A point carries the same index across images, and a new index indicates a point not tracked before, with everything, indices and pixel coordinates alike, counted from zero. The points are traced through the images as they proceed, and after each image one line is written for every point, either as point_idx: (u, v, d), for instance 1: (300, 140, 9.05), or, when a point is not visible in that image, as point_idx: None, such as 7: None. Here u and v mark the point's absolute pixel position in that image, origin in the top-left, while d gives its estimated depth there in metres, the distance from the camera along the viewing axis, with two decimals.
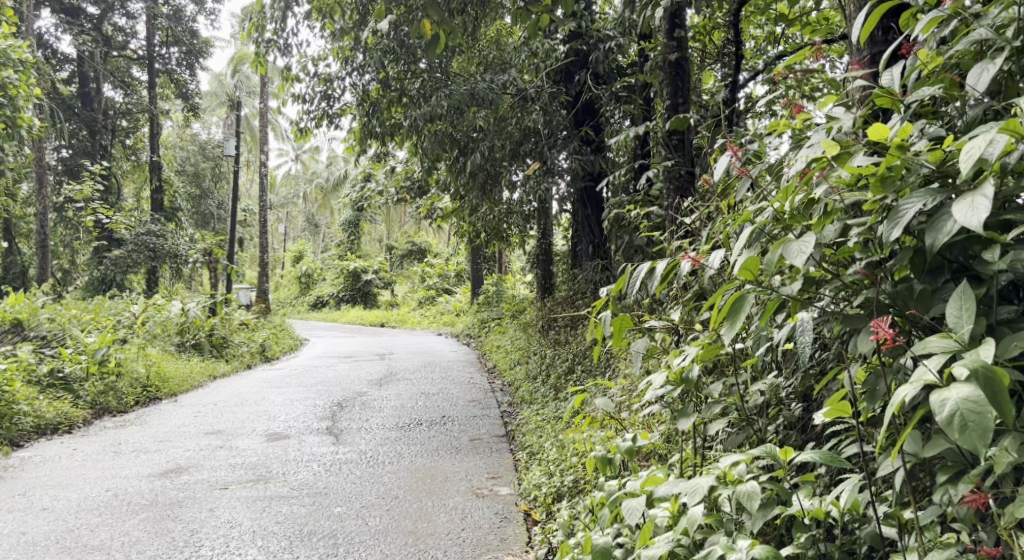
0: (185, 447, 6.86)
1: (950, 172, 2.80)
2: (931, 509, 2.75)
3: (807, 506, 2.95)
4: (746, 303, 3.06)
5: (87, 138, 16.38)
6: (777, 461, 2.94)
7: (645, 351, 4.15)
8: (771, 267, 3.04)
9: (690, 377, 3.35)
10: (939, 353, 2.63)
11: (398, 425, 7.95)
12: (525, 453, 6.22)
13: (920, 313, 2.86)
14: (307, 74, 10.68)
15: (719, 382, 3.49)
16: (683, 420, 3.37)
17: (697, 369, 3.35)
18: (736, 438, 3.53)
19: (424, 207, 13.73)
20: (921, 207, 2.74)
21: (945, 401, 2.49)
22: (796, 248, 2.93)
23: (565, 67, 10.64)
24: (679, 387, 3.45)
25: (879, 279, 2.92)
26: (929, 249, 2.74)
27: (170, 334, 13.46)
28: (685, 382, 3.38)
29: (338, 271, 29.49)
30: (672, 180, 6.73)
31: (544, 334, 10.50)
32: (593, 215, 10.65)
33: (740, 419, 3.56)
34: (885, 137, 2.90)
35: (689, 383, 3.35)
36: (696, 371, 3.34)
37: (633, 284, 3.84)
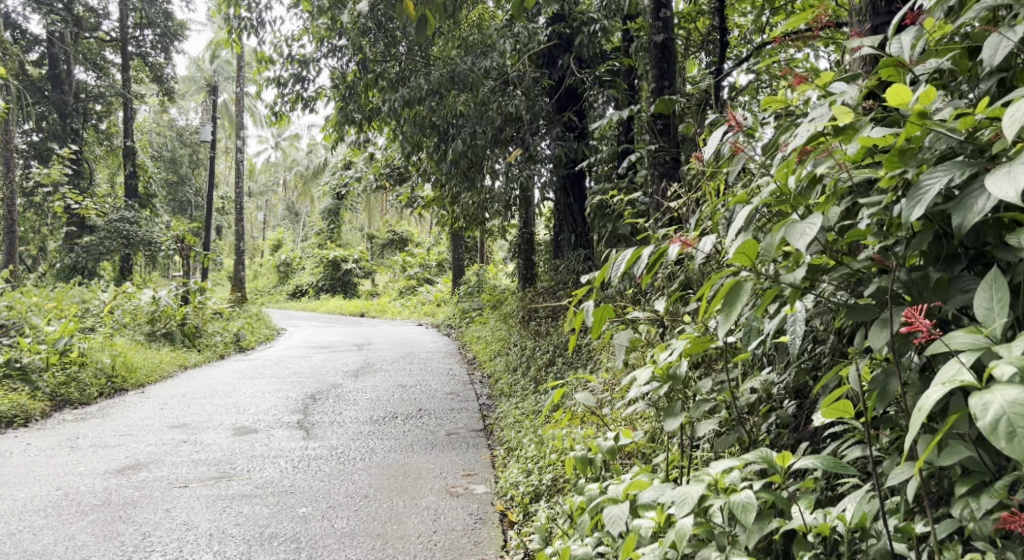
0: (145, 442, 6.56)
1: (976, 144, 2.57)
2: (949, 523, 2.52)
3: (811, 521, 2.75)
4: (743, 291, 2.80)
5: (58, 122, 15.98)
6: (774, 468, 2.73)
7: (628, 343, 3.90)
8: (771, 250, 2.79)
9: (679, 373, 3.10)
10: (969, 350, 2.42)
11: (372, 418, 7.66)
12: (503, 449, 5.96)
13: (937, 304, 2.63)
14: (281, 55, 10.37)
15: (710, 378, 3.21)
16: (670, 421, 3.12)
17: (686, 363, 3.09)
18: (728, 438, 3.23)
19: (403, 194, 13.46)
20: (948, 181, 2.49)
21: (988, 405, 2.27)
22: (801, 230, 2.68)
23: (548, 52, 10.38)
24: (666, 384, 3.18)
25: (892, 266, 2.68)
26: (957, 230, 2.48)
27: (140, 323, 13.13)
28: (672, 379, 3.13)
29: (317, 260, 29.09)
30: (656, 166, 6.49)
31: (526, 325, 10.26)
32: (576, 204, 10.41)
33: (731, 418, 3.27)
34: (907, 102, 2.61)
35: (677, 381, 3.10)
36: (684, 366, 3.09)
37: (617, 271, 3.59)
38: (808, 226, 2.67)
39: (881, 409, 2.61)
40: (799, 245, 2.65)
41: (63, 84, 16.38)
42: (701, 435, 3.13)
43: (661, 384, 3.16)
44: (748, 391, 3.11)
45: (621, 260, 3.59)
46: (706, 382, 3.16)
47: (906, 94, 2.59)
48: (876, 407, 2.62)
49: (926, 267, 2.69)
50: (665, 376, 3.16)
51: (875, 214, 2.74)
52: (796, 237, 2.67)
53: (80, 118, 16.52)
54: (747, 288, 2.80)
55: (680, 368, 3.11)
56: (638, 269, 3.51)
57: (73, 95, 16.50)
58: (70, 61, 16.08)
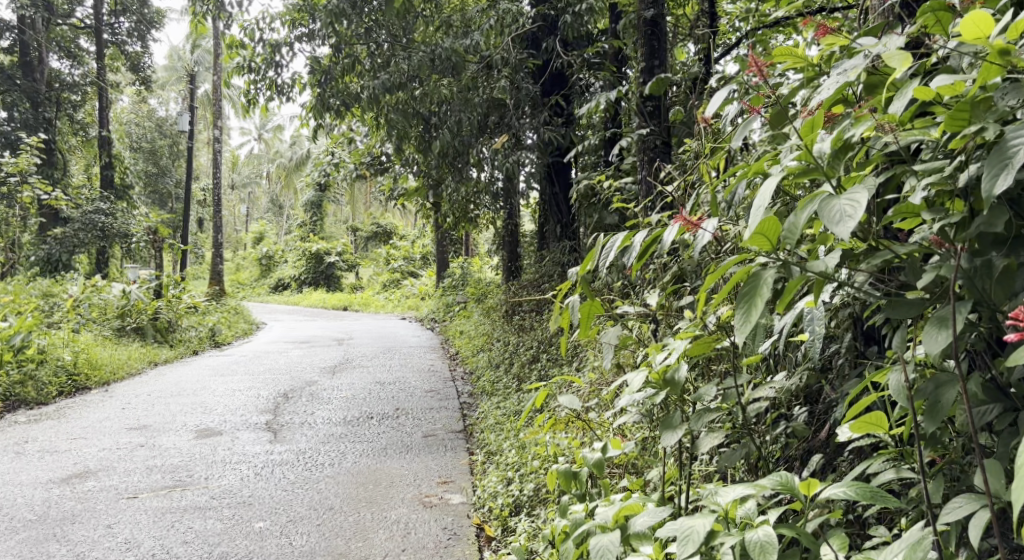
0: (99, 446, 6.12)
1: None
2: None
3: None
4: (761, 283, 2.42)
5: (30, 111, 15.39)
6: (795, 496, 2.39)
7: (616, 338, 3.53)
8: (796, 232, 2.41)
9: (677, 379, 2.69)
10: None
11: (346, 419, 7.23)
12: (483, 452, 5.56)
13: (1003, 301, 2.29)
14: (253, 39, 9.90)
15: (714, 383, 2.79)
16: (667, 436, 2.70)
17: (687, 367, 2.69)
18: (734, 455, 2.80)
19: (384, 184, 13.02)
20: None
21: None
22: (837, 208, 2.29)
23: (532, 35, 9.94)
24: (662, 391, 2.76)
25: (953, 249, 2.34)
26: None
27: (110, 318, 12.69)
28: (670, 385, 2.72)
29: (298, 253, 28.55)
30: (646, 150, 6.08)
31: (509, 320, 9.87)
32: (561, 193, 9.99)
33: (738, 431, 2.82)
34: (983, 39, 2.26)
35: (674, 389, 2.69)
36: (684, 371, 2.68)
37: (605, 259, 3.16)
38: (848, 202, 2.29)
39: (931, 427, 2.28)
40: (833, 229, 2.27)
41: (34, 72, 15.74)
42: (703, 451, 2.74)
43: (656, 391, 2.76)
44: (758, 401, 2.73)
45: (609, 248, 3.17)
46: (709, 388, 2.75)
47: (989, 26, 2.24)
48: (926, 423, 2.29)
49: (989, 252, 2.34)
50: (660, 382, 2.76)
51: (935, 183, 2.39)
52: (829, 218, 2.29)
53: (53, 107, 15.93)
54: (766, 280, 2.42)
55: (680, 374, 2.70)
56: (629, 259, 3.09)
57: (46, 84, 15.91)
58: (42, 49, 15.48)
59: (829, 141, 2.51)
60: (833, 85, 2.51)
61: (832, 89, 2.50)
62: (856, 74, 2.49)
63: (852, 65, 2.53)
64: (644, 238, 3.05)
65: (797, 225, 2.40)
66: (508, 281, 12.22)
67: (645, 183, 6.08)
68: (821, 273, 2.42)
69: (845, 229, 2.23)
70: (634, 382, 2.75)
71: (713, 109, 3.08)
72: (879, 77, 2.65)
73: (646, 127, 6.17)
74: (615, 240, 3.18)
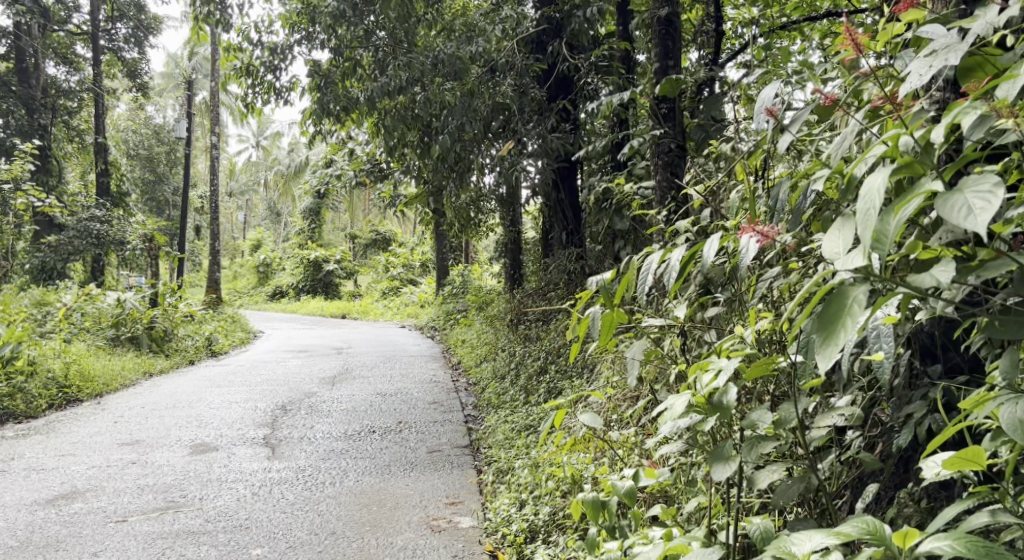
0: (88, 464, 5.84)
1: None
2: None
3: None
4: (850, 300, 2.29)
5: (26, 117, 15.09)
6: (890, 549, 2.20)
7: (644, 349, 3.32)
8: (892, 237, 2.29)
9: (729, 403, 2.58)
10: None
11: (346, 433, 6.95)
12: (491, 470, 5.28)
13: None
14: (251, 42, 9.65)
15: (765, 409, 2.67)
16: (720, 469, 2.64)
17: (737, 389, 2.58)
18: (792, 488, 2.66)
19: (386, 191, 12.76)
20: None
21: None
22: (961, 203, 2.23)
23: (537, 37, 9.65)
24: (711, 419, 2.63)
25: None
26: None
27: (103, 327, 12.42)
28: (718, 410, 2.61)
29: (296, 260, 28.26)
30: (660, 154, 5.81)
31: (514, 328, 9.62)
32: (567, 200, 9.68)
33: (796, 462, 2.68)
34: None
35: (726, 415, 2.58)
36: (735, 394, 2.57)
37: (643, 283, 3.08)
38: (975, 198, 2.22)
39: None
40: (962, 224, 2.20)
41: (30, 78, 15.51)
42: (760, 487, 2.66)
43: (701, 417, 2.64)
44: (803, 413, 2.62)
45: (645, 272, 3.09)
46: (761, 414, 2.64)
47: None
48: None
49: None
50: (706, 407, 2.64)
51: None
52: (953, 213, 2.22)
53: (49, 114, 15.65)
54: (855, 294, 2.29)
55: (730, 395, 2.59)
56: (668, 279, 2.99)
57: (42, 90, 15.63)
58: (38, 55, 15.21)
59: (943, 123, 2.36)
60: (920, 67, 2.49)
61: (919, 71, 2.47)
62: (951, 51, 2.45)
63: (946, 41, 2.47)
64: (683, 254, 2.95)
65: (892, 228, 2.29)
66: (511, 289, 11.95)
67: (661, 189, 5.81)
68: (926, 286, 2.33)
69: (979, 222, 2.17)
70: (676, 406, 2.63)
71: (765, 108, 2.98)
72: (978, 58, 2.54)
73: (660, 130, 5.90)
74: (654, 257, 3.08)
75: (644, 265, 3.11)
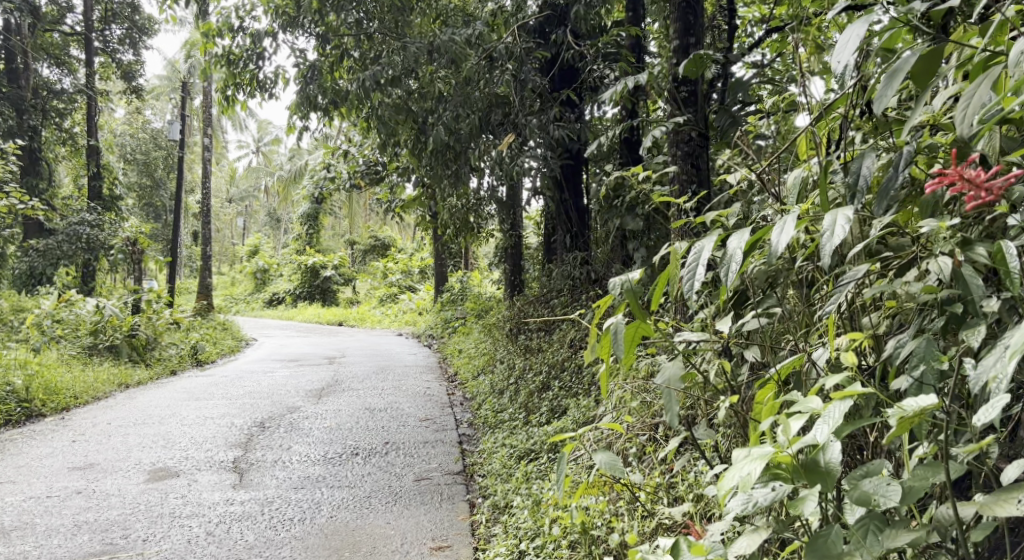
0: (25, 495, 5.18)
1: None
2: None
3: None
4: None
5: (15, 120, 14.14)
6: None
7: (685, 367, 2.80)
8: None
9: (832, 463, 2.46)
10: None
11: (326, 456, 6.22)
12: (485, 503, 4.64)
13: None
14: (235, 29, 8.87)
15: (879, 484, 2.49)
16: None
17: (838, 446, 2.48)
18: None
19: (383, 195, 12.03)
20: None
21: None
22: None
23: (540, 24, 8.89)
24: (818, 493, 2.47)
25: None
26: None
27: (80, 336, 11.70)
28: (818, 474, 2.47)
29: (293, 267, 27.43)
30: (679, 144, 5.06)
31: (513, 339, 8.93)
32: (571, 200, 8.87)
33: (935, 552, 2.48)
34: None
35: (832, 479, 2.45)
36: (839, 453, 2.46)
37: (692, 281, 2.77)
38: None
39: None
40: None
41: (20, 79, 14.59)
42: None
43: (788, 481, 2.50)
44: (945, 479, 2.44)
45: (694, 266, 2.80)
46: (878, 489, 2.48)
47: None
48: None
49: None
50: (794, 468, 2.49)
51: None
52: None
53: (38, 115, 14.76)
54: None
55: (826, 453, 2.49)
56: (725, 277, 2.68)
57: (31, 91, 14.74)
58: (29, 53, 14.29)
59: None
60: None
61: None
62: None
63: None
64: (747, 239, 2.66)
65: None
66: (510, 296, 11.20)
67: (679, 181, 5.06)
68: None
69: None
70: (756, 470, 2.45)
71: (848, 53, 2.55)
72: None
73: (680, 116, 5.12)
74: (704, 248, 2.77)
75: (690, 270, 2.79)
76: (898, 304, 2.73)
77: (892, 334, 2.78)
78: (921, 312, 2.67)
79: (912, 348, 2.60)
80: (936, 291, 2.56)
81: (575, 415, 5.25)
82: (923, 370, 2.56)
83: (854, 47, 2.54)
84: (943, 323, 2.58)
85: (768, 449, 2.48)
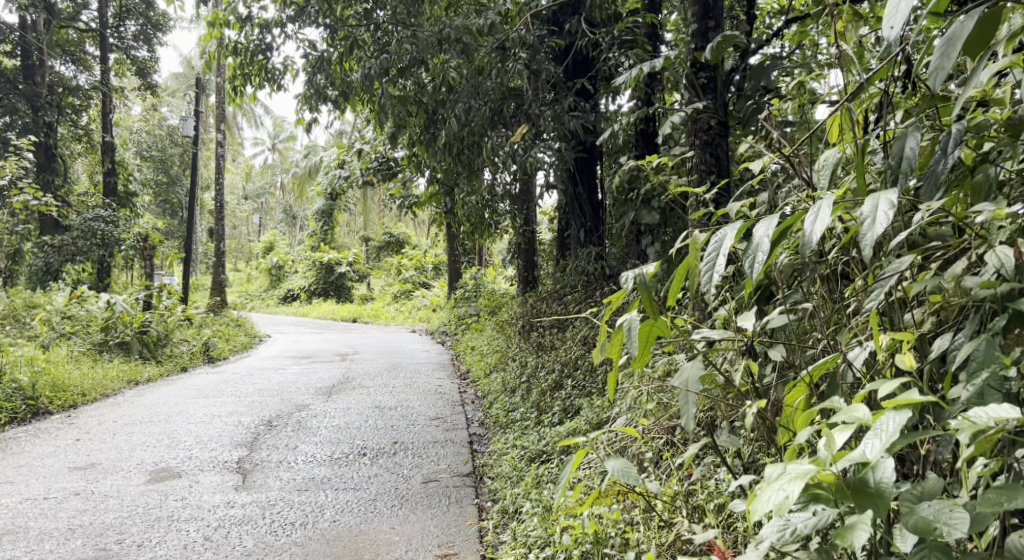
0: (20, 497, 5.03)
1: None
2: None
3: None
4: None
5: (32, 118, 13.83)
6: None
7: (702, 365, 2.77)
8: None
9: (884, 483, 2.31)
10: None
11: (332, 457, 6.05)
12: (495, 507, 4.49)
13: None
14: (245, 19, 8.66)
15: (942, 513, 2.30)
16: None
17: (891, 465, 2.33)
18: None
19: (396, 189, 11.83)
20: None
21: None
22: None
23: (554, 12, 8.65)
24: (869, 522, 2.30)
25: None
26: None
27: (91, 332, 11.58)
28: (869, 498, 2.31)
29: (307, 263, 27.33)
30: (697, 133, 4.85)
31: (526, 335, 8.74)
32: (585, 194, 8.67)
33: None
34: None
35: (883, 502, 2.29)
36: (892, 472, 2.32)
37: (713, 270, 2.57)
38: None
39: None
40: None
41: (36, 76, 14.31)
42: None
43: (831, 503, 2.34)
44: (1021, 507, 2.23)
45: (713, 256, 2.60)
46: (939, 518, 2.29)
47: None
48: None
49: None
50: (839, 489, 2.33)
51: None
52: None
53: (55, 111, 14.58)
54: None
55: (875, 472, 2.33)
56: (751, 272, 2.50)
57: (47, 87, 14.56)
58: (44, 49, 14.17)
59: None
60: None
61: None
62: None
63: None
64: (776, 226, 2.47)
65: None
66: (524, 292, 11.00)
67: (697, 172, 4.86)
68: None
69: None
70: (794, 490, 2.30)
71: (900, 23, 2.35)
72: None
73: (698, 103, 4.89)
74: (728, 236, 2.57)
75: (712, 258, 2.59)
76: (945, 299, 2.56)
77: (936, 334, 2.61)
78: (976, 309, 2.48)
79: (964, 350, 2.42)
80: (993, 286, 2.40)
81: (588, 417, 5.06)
82: (983, 372, 2.38)
83: (905, 15, 2.34)
84: (1005, 321, 2.40)
85: (809, 467, 2.33)
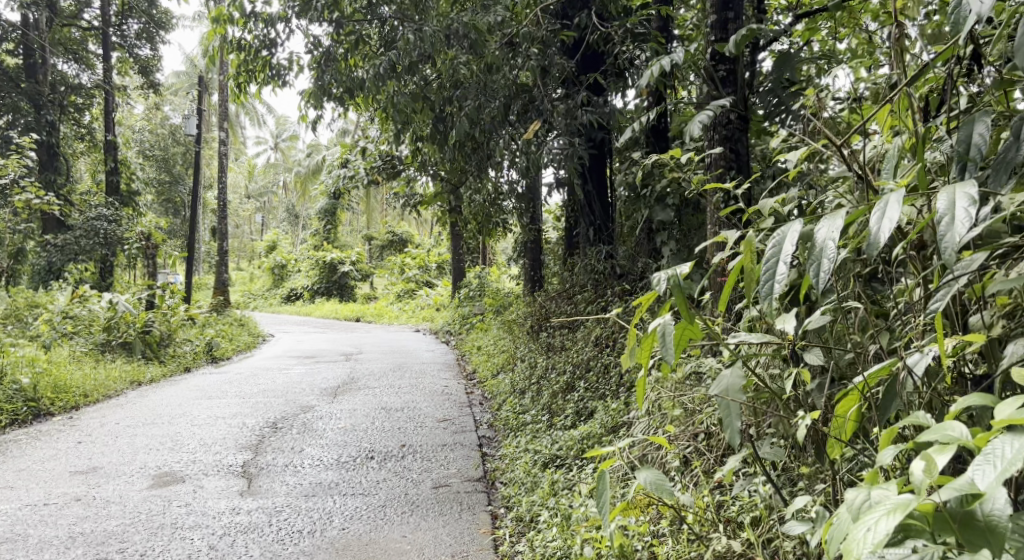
0: (21, 503, 4.90)
1: None
2: None
3: None
4: None
5: (34, 116, 13.68)
6: None
7: (742, 375, 2.88)
8: None
9: (995, 518, 2.28)
10: None
11: (339, 460, 5.91)
12: (510, 514, 4.39)
13: None
14: (248, 14, 8.49)
15: None
16: None
17: (1002, 497, 2.29)
18: None
19: (401, 188, 11.68)
20: None
21: None
22: None
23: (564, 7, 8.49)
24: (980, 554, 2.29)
25: None
26: None
27: (93, 332, 11.43)
28: (982, 532, 2.29)
29: (310, 262, 27.14)
30: (717, 128, 4.71)
31: (534, 336, 8.56)
32: (595, 192, 8.52)
33: None
34: None
35: (998, 537, 2.27)
36: (1003, 506, 2.28)
37: (778, 278, 2.64)
38: None
39: None
40: None
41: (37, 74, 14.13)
42: None
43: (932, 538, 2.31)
44: None
45: (772, 262, 2.68)
46: None
47: None
48: None
49: None
50: (947, 522, 2.31)
51: None
52: None
53: (57, 110, 14.40)
54: None
55: (984, 504, 2.31)
56: (815, 276, 2.60)
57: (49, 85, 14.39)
58: (46, 47, 13.98)
59: None
60: None
61: None
62: None
63: None
64: (839, 227, 2.58)
65: None
66: (531, 291, 10.86)
67: (716, 167, 4.71)
68: None
69: None
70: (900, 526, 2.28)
71: None
72: None
73: (719, 97, 4.74)
74: (791, 237, 2.65)
75: (775, 262, 2.66)
76: (1011, 301, 2.70)
77: (1004, 338, 2.73)
78: None
79: None
80: None
81: (604, 420, 4.92)
82: None
83: None
84: None
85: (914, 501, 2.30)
